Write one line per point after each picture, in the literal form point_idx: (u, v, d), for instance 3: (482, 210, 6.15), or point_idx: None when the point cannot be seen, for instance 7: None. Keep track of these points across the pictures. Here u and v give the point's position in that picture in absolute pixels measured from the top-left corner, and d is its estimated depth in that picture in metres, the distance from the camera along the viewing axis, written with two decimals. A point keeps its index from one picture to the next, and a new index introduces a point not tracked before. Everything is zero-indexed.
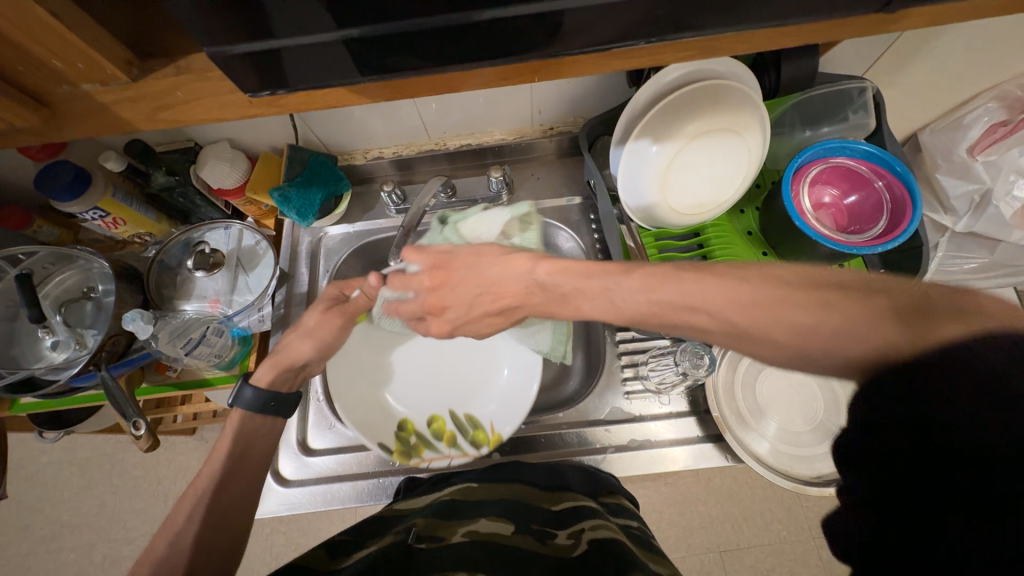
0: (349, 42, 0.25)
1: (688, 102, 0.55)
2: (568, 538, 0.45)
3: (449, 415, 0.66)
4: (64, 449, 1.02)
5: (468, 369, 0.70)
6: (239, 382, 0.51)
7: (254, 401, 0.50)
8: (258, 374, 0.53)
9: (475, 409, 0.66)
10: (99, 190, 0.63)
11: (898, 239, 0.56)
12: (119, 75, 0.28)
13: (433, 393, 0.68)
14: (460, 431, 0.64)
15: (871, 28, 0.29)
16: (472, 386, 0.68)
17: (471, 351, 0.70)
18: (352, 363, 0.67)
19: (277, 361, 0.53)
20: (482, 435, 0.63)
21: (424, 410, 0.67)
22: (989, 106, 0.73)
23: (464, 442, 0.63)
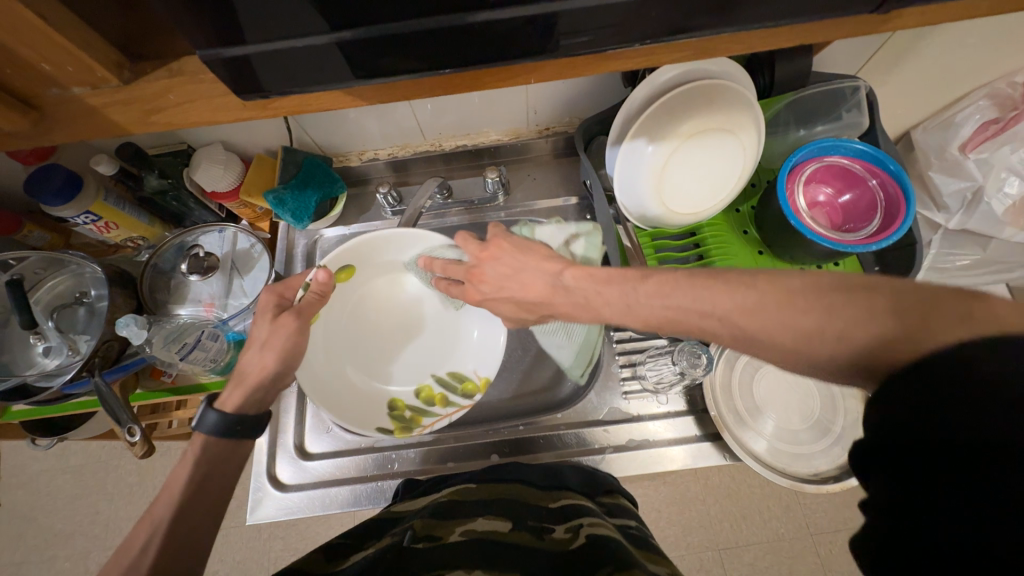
0: (343, 45, 0.25)
1: (684, 101, 0.55)
2: (565, 532, 0.45)
3: (432, 379, 0.65)
4: (58, 456, 1.01)
5: (435, 322, 0.67)
6: (203, 405, 0.46)
7: (218, 426, 0.45)
8: (223, 396, 0.48)
9: (456, 363, 0.65)
10: (91, 194, 0.63)
11: (892, 237, 0.56)
12: (110, 78, 0.28)
13: (412, 360, 0.66)
14: (448, 389, 0.64)
15: (862, 29, 0.29)
16: (445, 339, 0.66)
17: (432, 300, 0.67)
18: (322, 356, 0.62)
19: (243, 378, 0.49)
20: (470, 386, 0.63)
21: (407, 380, 0.65)
22: (980, 103, 0.74)
23: (457, 396, 0.63)
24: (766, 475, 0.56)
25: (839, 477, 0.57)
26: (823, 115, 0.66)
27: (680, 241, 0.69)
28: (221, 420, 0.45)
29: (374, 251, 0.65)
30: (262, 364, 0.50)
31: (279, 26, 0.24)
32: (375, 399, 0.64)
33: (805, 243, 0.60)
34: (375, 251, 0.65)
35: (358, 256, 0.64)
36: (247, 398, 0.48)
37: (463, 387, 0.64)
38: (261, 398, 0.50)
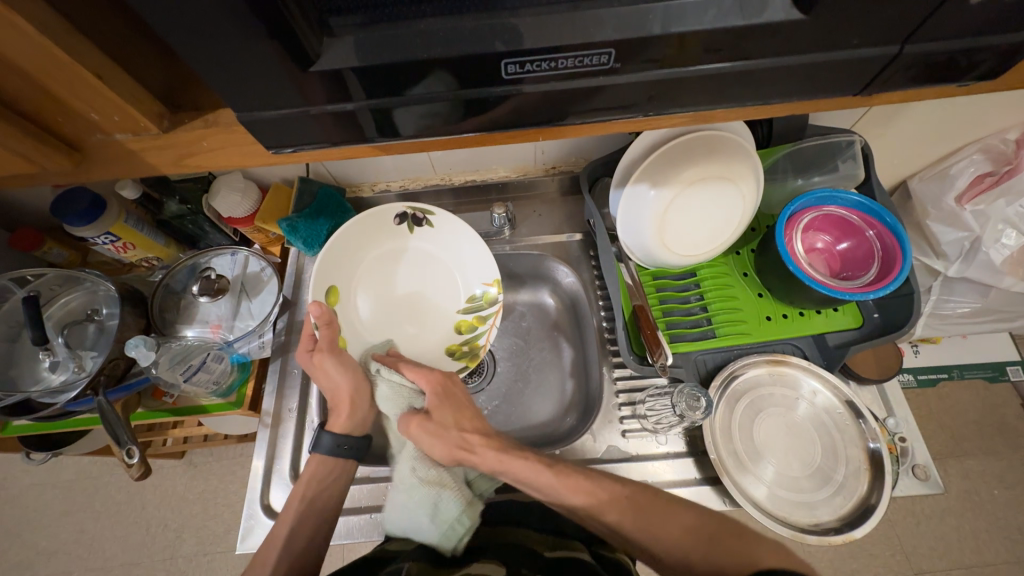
0: (373, 110, 0.27)
1: (681, 152, 0.58)
2: None
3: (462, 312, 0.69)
4: (50, 470, 1.01)
5: (430, 271, 0.70)
6: (319, 430, 0.58)
7: (330, 446, 0.57)
8: (331, 421, 0.59)
9: (469, 287, 0.70)
10: (113, 216, 0.65)
11: (890, 286, 0.57)
12: (150, 126, 0.30)
13: (435, 312, 0.69)
14: (476, 311, 0.69)
15: (848, 106, 0.31)
16: (440, 277, 0.70)
17: (409, 257, 0.70)
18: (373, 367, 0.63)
19: (338, 405, 0.59)
20: (489, 297, 0.69)
21: (441, 328, 0.69)
22: (975, 157, 0.76)
23: (486, 310, 0.69)
24: (767, 521, 0.55)
25: (840, 529, 0.56)
26: (819, 166, 0.68)
27: (681, 282, 0.71)
28: (332, 442, 0.57)
29: (338, 262, 0.65)
30: (345, 391, 0.58)
31: (314, 96, 0.26)
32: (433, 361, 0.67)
33: (804, 288, 0.61)
34: (343, 262, 0.66)
35: (332, 275, 0.65)
36: (350, 421, 0.58)
37: (484, 301, 0.69)
38: (360, 417, 0.59)
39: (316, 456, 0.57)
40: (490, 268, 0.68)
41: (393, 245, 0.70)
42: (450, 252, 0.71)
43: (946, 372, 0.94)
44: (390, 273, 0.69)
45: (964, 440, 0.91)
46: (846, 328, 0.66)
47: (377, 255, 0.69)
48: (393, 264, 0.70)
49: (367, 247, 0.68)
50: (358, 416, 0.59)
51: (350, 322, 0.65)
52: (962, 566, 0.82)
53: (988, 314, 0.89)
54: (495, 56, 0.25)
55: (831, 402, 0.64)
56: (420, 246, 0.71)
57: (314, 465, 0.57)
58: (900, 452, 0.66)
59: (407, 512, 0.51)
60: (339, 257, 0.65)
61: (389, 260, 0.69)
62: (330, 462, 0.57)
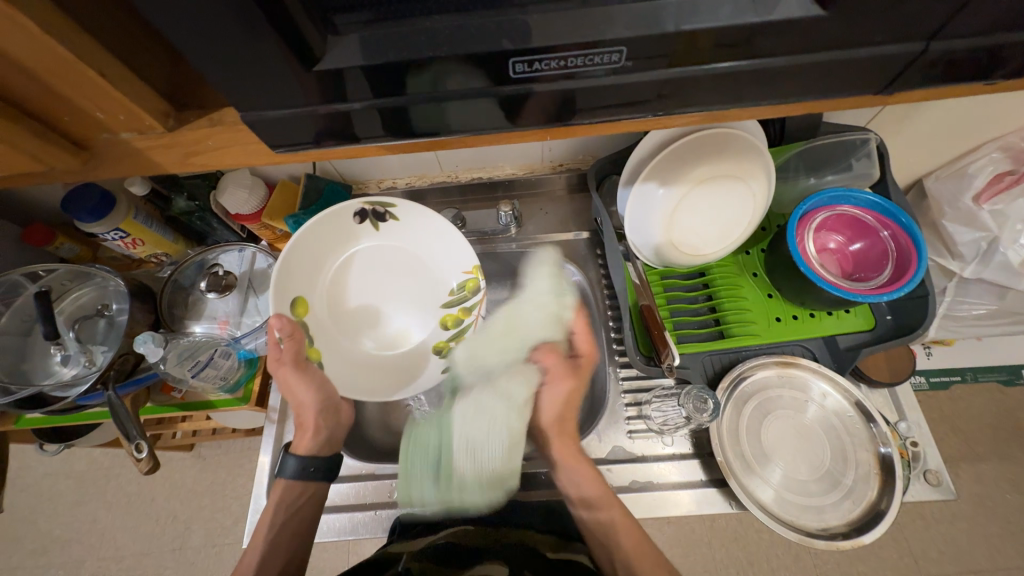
0: (380, 110, 0.27)
1: (691, 150, 0.57)
2: None
3: (443, 307, 0.67)
4: (62, 461, 1.02)
5: (404, 266, 0.67)
6: (283, 454, 0.59)
7: (296, 469, 0.58)
8: (296, 442, 0.61)
9: (447, 280, 0.67)
10: (122, 212, 0.65)
11: (904, 288, 0.56)
12: (156, 125, 0.30)
13: (417, 308, 0.67)
14: (460, 304, 0.66)
15: (866, 104, 0.30)
16: (416, 270, 0.67)
17: (379, 254, 0.67)
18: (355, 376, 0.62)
19: (303, 424, 0.61)
20: (472, 287, 0.66)
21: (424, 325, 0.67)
22: (994, 156, 0.74)
23: (470, 300, 0.66)
24: (774, 525, 0.55)
25: (848, 534, 0.55)
26: (833, 164, 0.67)
27: (689, 282, 0.70)
28: (297, 466, 0.58)
29: (302, 270, 0.62)
30: (309, 410, 0.61)
31: (320, 96, 0.26)
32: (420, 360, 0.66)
33: (816, 289, 0.60)
34: (308, 269, 0.62)
35: (297, 286, 0.61)
36: (315, 440, 0.61)
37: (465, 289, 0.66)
38: (325, 438, 0.62)
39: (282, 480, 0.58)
40: (469, 256, 0.65)
41: (360, 242, 0.66)
42: (421, 243, 0.67)
43: (959, 375, 0.93)
44: (360, 273, 0.66)
45: (977, 444, 0.90)
46: (859, 330, 0.65)
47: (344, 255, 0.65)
48: (363, 263, 0.66)
49: (331, 249, 0.64)
50: (321, 438, 0.62)
51: (321, 332, 0.62)
52: (972, 571, 0.81)
53: (1004, 316, 0.87)
54: (502, 54, 0.24)
55: (841, 405, 0.63)
56: (389, 241, 0.67)
57: (281, 491, 0.58)
58: (912, 457, 0.64)
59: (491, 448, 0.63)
60: (303, 266, 0.62)
61: (358, 258, 0.66)
62: (298, 486, 0.58)
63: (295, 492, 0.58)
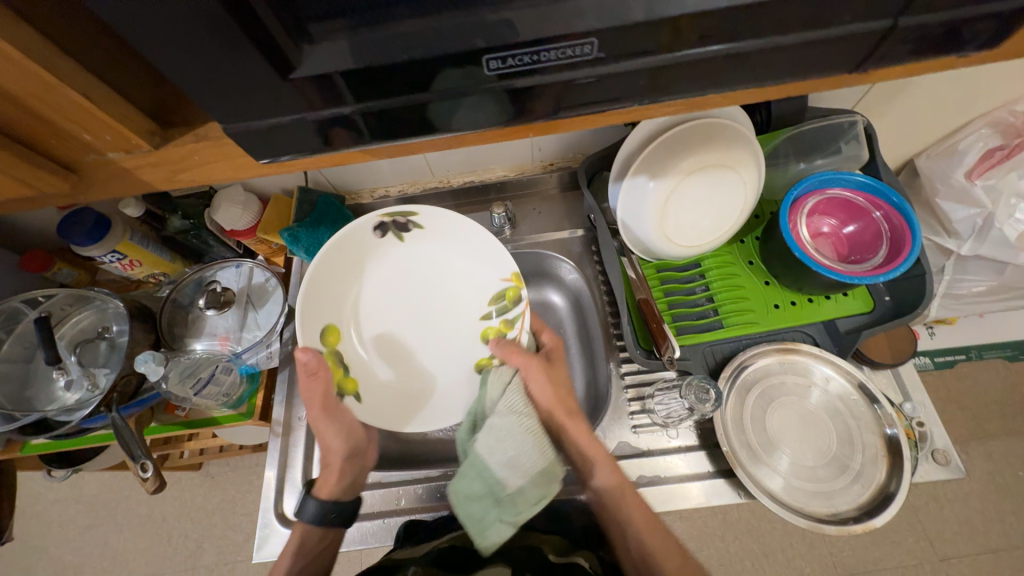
0: (361, 115, 0.27)
1: (679, 141, 0.57)
2: None
3: (480, 320, 0.64)
4: (71, 486, 1.02)
5: (435, 281, 0.65)
6: (304, 496, 0.58)
7: (314, 513, 0.56)
8: (319, 484, 0.59)
9: (484, 292, 0.65)
10: (118, 234, 0.66)
11: (899, 268, 0.56)
12: (142, 143, 0.31)
13: (452, 322, 0.65)
14: (502, 313, 0.63)
15: (845, 83, 0.30)
16: (448, 281, 0.65)
17: (407, 272, 0.65)
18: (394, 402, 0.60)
19: (328, 465, 0.60)
20: (512, 296, 0.63)
21: (461, 339, 0.64)
22: (983, 131, 0.74)
23: (512, 309, 0.63)
24: (785, 513, 0.54)
25: (859, 518, 0.55)
26: (822, 149, 0.67)
27: (685, 274, 0.70)
28: (318, 509, 0.56)
29: (329, 295, 0.61)
30: (336, 453, 0.59)
31: (299, 105, 0.26)
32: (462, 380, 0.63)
33: (811, 274, 0.60)
34: (334, 295, 0.61)
35: (326, 315, 0.60)
36: (338, 485, 0.59)
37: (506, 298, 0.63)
38: (348, 482, 0.60)
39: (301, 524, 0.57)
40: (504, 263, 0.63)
41: (387, 259, 0.64)
42: (451, 253, 0.65)
43: (963, 353, 0.93)
44: (390, 292, 0.65)
45: (986, 421, 0.89)
46: (857, 312, 0.65)
47: (373, 275, 0.64)
48: (393, 281, 0.65)
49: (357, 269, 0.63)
50: (342, 482, 0.59)
51: (354, 360, 0.61)
52: (990, 550, 0.80)
53: (1005, 292, 0.87)
54: (475, 53, 0.25)
55: (844, 388, 0.63)
56: (416, 254, 0.65)
57: (299, 538, 0.57)
58: (918, 437, 0.64)
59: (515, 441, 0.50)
60: (330, 290, 0.61)
61: (387, 278, 0.64)
62: (316, 531, 0.57)
63: (315, 537, 0.57)
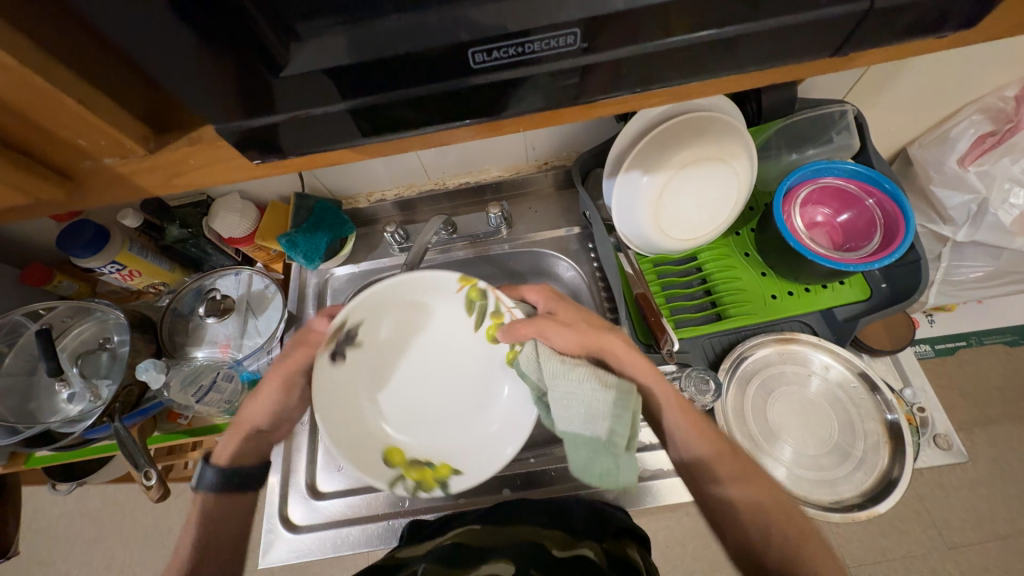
0: (351, 112, 0.28)
1: (672, 135, 0.58)
2: None
3: (476, 330, 0.60)
4: (76, 500, 1.02)
5: (421, 344, 0.63)
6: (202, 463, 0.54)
7: (216, 478, 0.53)
8: (218, 449, 0.55)
9: (455, 309, 0.61)
10: (117, 244, 0.66)
11: (893, 254, 0.56)
12: (137, 148, 0.31)
13: (458, 357, 0.62)
14: (482, 315, 0.59)
15: (828, 67, 0.31)
16: (431, 330, 0.62)
17: (384, 354, 0.61)
18: (487, 449, 0.58)
19: (237, 429, 0.56)
20: (476, 296, 0.59)
21: (478, 357, 0.62)
22: (974, 118, 0.75)
23: (488, 299, 0.58)
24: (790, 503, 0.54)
25: (863, 504, 0.55)
26: (814, 140, 0.68)
27: (683, 267, 0.70)
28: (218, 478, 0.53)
29: (359, 427, 0.57)
30: (252, 419, 0.56)
31: (291, 103, 0.27)
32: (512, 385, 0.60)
33: (807, 263, 0.60)
34: (361, 426, 0.58)
35: (362, 447, 0.56)
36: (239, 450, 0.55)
37: (473, 297, 0.59)
38: (254, 453, 0.56)
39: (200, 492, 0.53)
40: (445, 280, 0.58)
41: (366, 355, 0.60)
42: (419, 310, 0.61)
43: (963, 340, 0.93)
44: (389, 384, 0.62)
45: (990, 408, 0.89)
46: (855, 300, 0.65)
47: (362, 375, 0.60)
48: (383, 375, 0.61)
49: (359, 395, 0.59)
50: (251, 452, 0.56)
51: (421, 452, 0.58)
52: (999, 537, 0.79)
53: (1002, 276, 0.87)
54: (460, 47, 0.25)
55: (844, 376, 0.63)
56: (384, 330, 0.61)
57: (202, 504, 0.53)
58: (920, 422, 0.65)
59: (581, 396, 0.50)
60: (349, 422, 0.57)
61: (377, 375, 0.61)
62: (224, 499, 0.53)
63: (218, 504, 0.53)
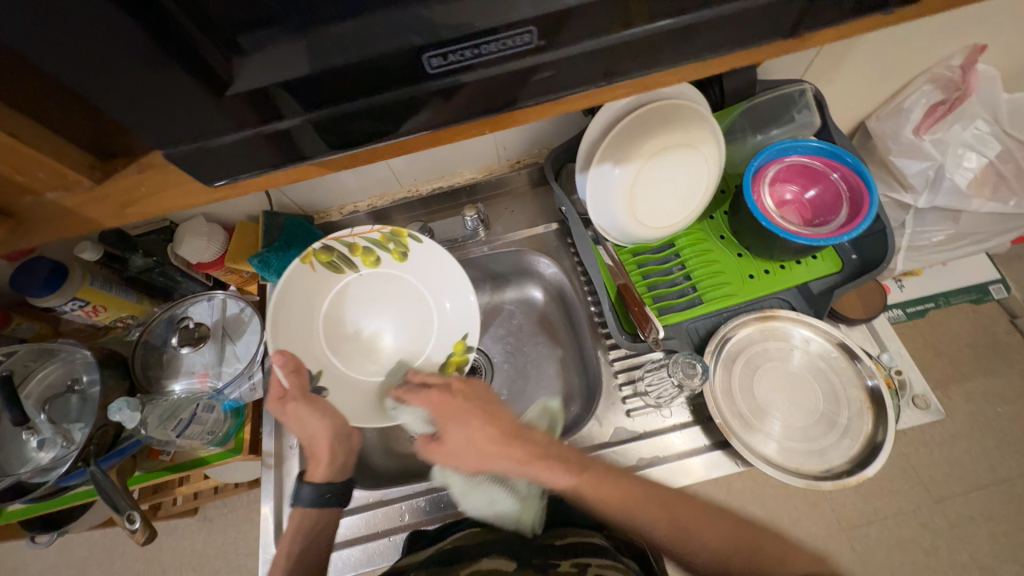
0: (305, 125, 0.27)
1: (638, 125, 0.58)
2: (571, 566, 0.44)
3: (361, 273, 0.67)
4: (60, 551, 0.97)
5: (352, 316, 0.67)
6: (298, 483, 0.58)
7: (311, 497, 0.57)
8: (310, 471, 0.60)
9: (332, 283, 0.66)
10: (77, 281, 0.63)
11: (861, 224, 0.57)
12: (81, 179, 0.31)
13: (371, 296, 0.68)
14: (346, 260, 0.66)
15: (786, 49, 0.31)
16: (338, 309, 0.66)
17: (338, 349, 0.65)
18: (462, 313, 0.67)
19: (317, 455, 0.60)
20: (328, 259, 0.65)
21: (378, 279, 0.68)
22: (925, 88, 0.78)
23: (339, 245, 0.66)
24: (782, 478, 0.56)
25: (852, 471, 0.57)
26: (777, 119, 0.69)
27: (661, 254, 0.71)
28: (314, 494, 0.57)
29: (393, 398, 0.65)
30: (322, 439, 0.60)
31: (244, 120, 0.26)
32: (420, 269, 0.69)
33: (780, 240, 0.61)
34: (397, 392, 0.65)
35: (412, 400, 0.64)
36: (331, 467, 0.60)
37: (325, 259, 0.65)
38: (341, 462, 0.61)
39: (299, 508, 0.57)
40: (298, 274, 0.63)
41: (335, 365, 0.64)
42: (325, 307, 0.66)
43: (931, 301, 0.97)
44: (366, 360, 0.66)
45: (963, 364, 0.92)
46: (828, 273, 0.67)
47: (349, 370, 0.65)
48: (357, 360, 0.66)
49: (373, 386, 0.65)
50: (339, 464, 0.61)
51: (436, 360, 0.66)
52: (980, 486, 0.83)
53: (964, 238, 0.90)
54: (413, 51, 0.24)
55: (824, 347, 0.64)
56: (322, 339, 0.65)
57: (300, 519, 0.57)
58: (899, 385, 0.68)
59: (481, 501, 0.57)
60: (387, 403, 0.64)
61: (365, 359, 0.66)
62: (313, 513, 0.57)
63: (314, 519, 0.57)
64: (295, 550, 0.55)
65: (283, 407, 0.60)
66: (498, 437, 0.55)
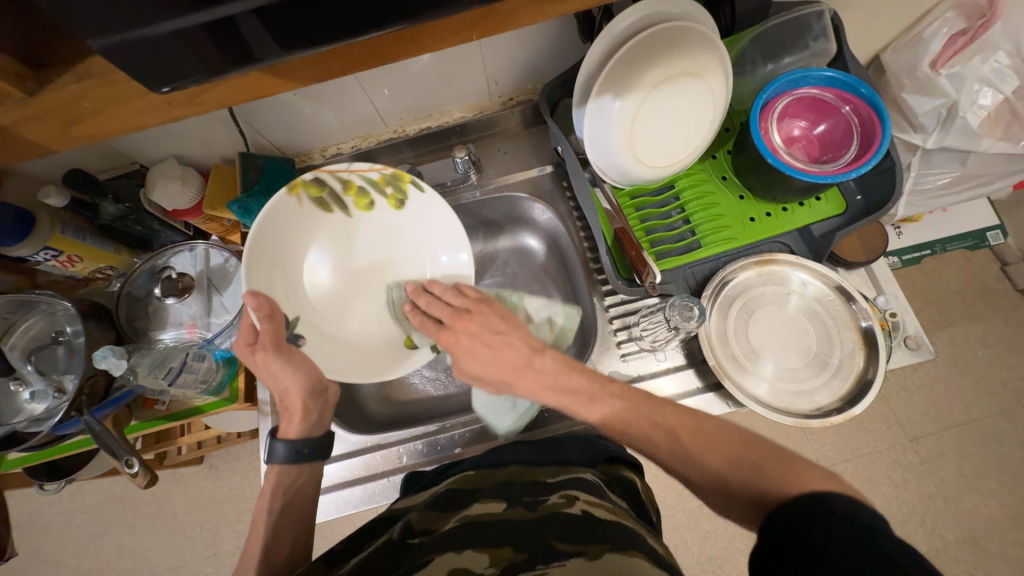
0: (260, 13, 0.25)
1: (643, 51, 0.53)
2: (560, 498, 0.45)
3: (350, 214, 0.65)
4: (72, 497, 1.00)
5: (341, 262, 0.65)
6: (271, 440, 0.56)
7: (288, 453, 0.56)
8: (285, 427, 0.58)
9: (316, 220, 0.63)
10: (45, 230, 0.60)
11: (869, 161, 0.54)
12: (12, 92, 0.29)
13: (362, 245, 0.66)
14: (335, 197, 0.63)
15: None
16: (329, 247, 0.65)
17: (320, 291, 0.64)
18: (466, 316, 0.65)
19: (291, 411, 0.57)
20: (319, 193, 0.62)
21: (369, 224, 0.66)
22: (947, 16, 0.72)
23: (335, 181, 0.63)
24: (770, 415, 0.57)
25: (840, 408, 0.58)
26: (790, 47, 0.65)
27: (660, 197, 0.68)
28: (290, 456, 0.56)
29: (375, 354, 0.63)
30: (296, 394, 0.57)
31: (171, 10, 0.24)
32: (418, 221, 0.66)
33: (784, 179, 0.59)
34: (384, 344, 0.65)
35: (395, 353, 0.64)
36: (306, 423, 0.57)
37: (315, 194, 0.62)
38: (316, 419, 0.59)
39: (272, 466, 0.55)
40: (282, 203, 0.59)
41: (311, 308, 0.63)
42: (306, 250, 0.63)
43: (928, 249, 0.96)
44: (349, 309, 0.65)
45: (949, 311, 0.94)
46: (831, 215, 0.65)
47: (329, 316, 0.63)
48: (342, 307, 0.64)
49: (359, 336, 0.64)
50: (314, 423, 0.58)
51: None
52: (953, 426, 0.86)
53: (969, 181, 0.87)
54: None
55: (821, 290, 0.64)
56: (307, 276, 0.63)
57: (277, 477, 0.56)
58: (893, 327, 0.68)
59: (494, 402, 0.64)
60: (374, 354, 0.64)
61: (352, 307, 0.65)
62: (291, 470, 0.56)
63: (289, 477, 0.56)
64: (276, 506, 0.54)
65: (253, 355, 0.56)
66: (497, 371, 0.55)
